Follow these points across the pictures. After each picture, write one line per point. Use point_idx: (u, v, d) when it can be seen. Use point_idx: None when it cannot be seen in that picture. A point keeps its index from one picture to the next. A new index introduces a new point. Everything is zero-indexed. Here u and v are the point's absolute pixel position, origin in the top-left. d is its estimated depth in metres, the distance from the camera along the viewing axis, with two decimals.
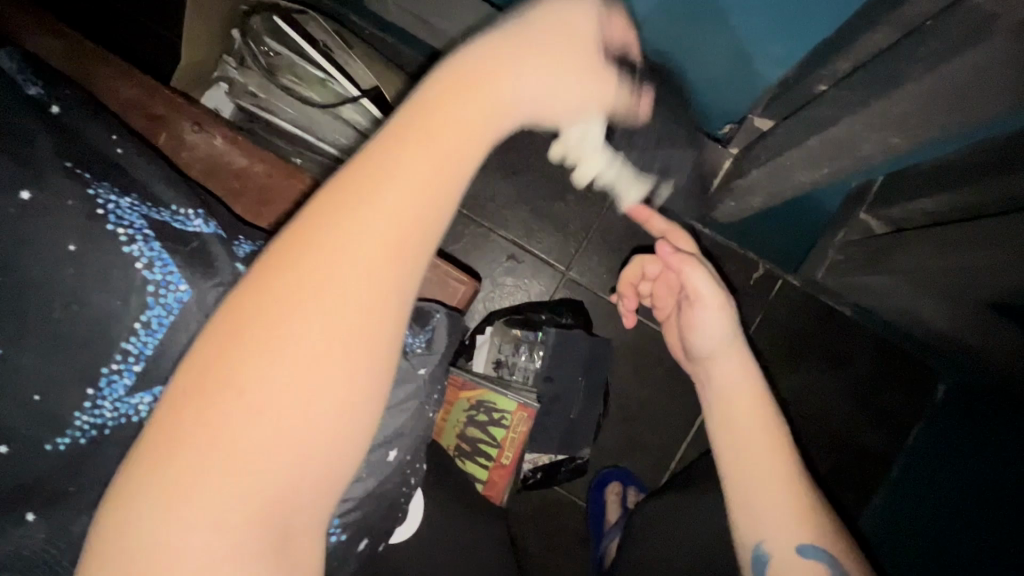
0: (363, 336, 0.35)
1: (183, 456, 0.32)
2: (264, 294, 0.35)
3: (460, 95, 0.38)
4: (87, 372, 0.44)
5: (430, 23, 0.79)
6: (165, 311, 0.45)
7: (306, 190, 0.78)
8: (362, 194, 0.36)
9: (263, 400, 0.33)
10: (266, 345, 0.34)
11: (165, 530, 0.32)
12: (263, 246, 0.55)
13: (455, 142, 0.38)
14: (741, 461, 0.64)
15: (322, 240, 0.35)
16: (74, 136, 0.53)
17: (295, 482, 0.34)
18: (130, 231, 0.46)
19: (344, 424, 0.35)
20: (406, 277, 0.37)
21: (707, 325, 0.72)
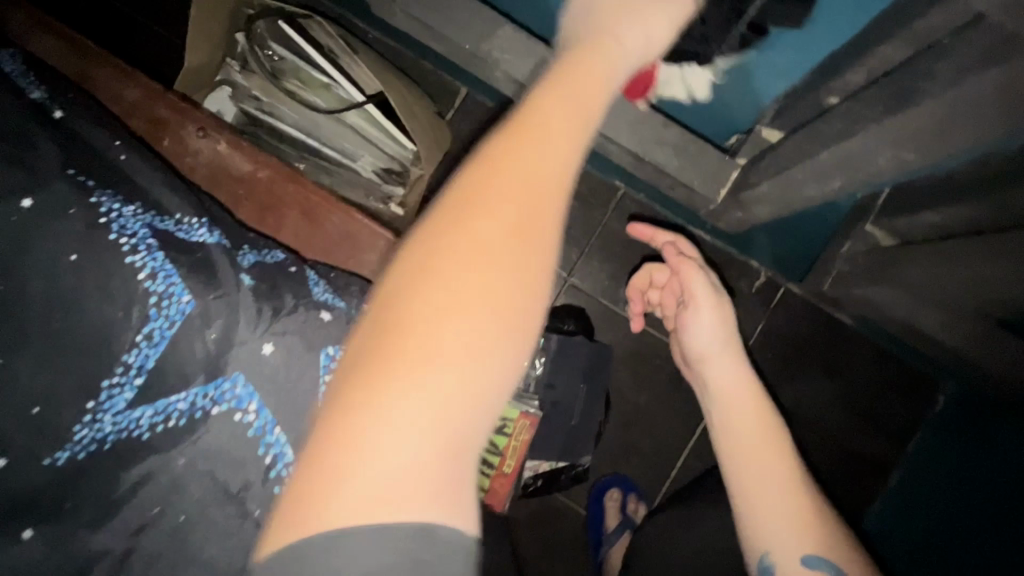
0: (523, 285, 0.35)
1: (364, 418, 0.32)
2: (424, 258, 0.34)
3: (573, 74, 0.40)
4: (87, 385, 0.43)
5: (435, 31, 0.79)
6: (167, 323, 0.44)
7: (308, 196, 0.77)
8: (509, 152, 0.36)
9: (440, 353, 0.33)
10: (411, 314, 0.33)
11: (356, 493, 0.31)
12: (269, 256, 0.54)
13: (575, 108, 0.38)
14: (742, 460, 0.63)
15: (477, 199, 0.35)
16: (77, 141, 0.53)
17: (474, 431, 0.34)
18: (133, 241, 0.46)
19: (481, 384, 0.33)
20: (539, 238, 0.36)
21: (702, 326, 0.74)
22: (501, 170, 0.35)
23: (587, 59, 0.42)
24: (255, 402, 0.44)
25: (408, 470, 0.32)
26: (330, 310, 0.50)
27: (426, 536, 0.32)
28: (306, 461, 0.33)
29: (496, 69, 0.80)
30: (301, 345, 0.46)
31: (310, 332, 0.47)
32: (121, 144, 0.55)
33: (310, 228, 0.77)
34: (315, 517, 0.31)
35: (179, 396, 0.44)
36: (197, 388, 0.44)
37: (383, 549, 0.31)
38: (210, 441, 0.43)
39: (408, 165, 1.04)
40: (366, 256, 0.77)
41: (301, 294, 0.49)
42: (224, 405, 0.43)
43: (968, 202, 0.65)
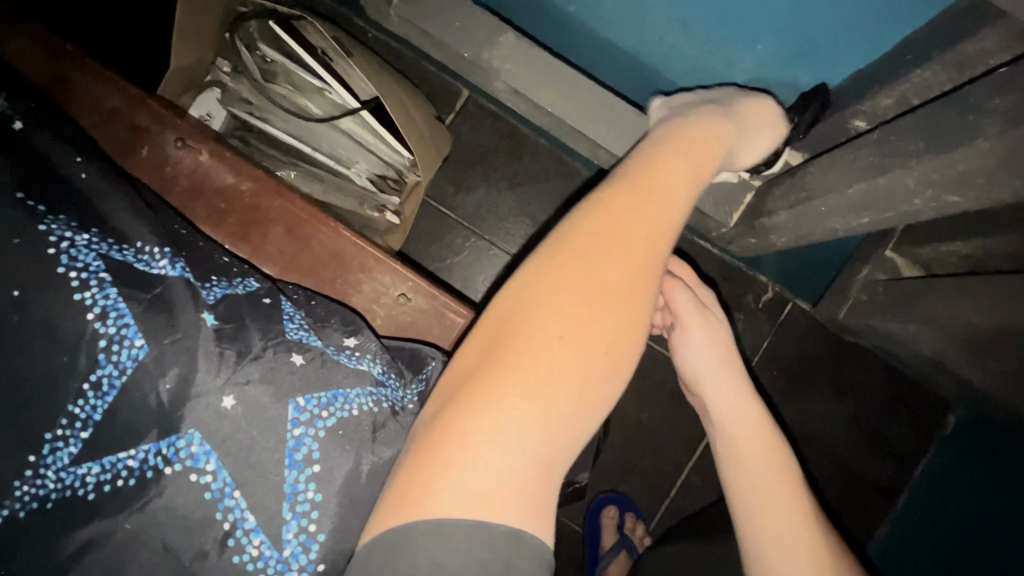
0: (625, 324, 0.40)
1: (484, 422, 0.37)
2: (546, 288, 0.39)
3: (684, 140, 0.47)
4: (31, 436, 0.39)
5: (432, 36, 0.74)
6: (117, 370, 0.39)
7: (294, 210, 0.72)
8: (630, 208, 0.41)
9: (552, 368, 0.38)
10: (534, 328, 0.39)
11: (466, 488, 0.36)
12: (242, 285, 0.50)
13: (683, 173, 0.45)
14: (750, 503, 0.56)
15: (597, 243, 0.40)
16: (36, 160, 0.48)
17: (571, 447, 0.38)
18: (85, 275, 0.41)
19: (584, 406, 0.38)
20: (647, 280, 0.41)
21: (695, 349, 0.63)
22: (621, 222, 0.41)
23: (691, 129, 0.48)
24: (213, 462, 0.39)
25: (514, 474, 0.36)
26: (303, 352, 0.45)
27: (517, 538, 0.36)
28: (422, 455, 0.38)
29: (496, 80, 0.75)
30: (268, 396, 0.41)
31: (281, 381, 0.42)
32: (82, 159, 0.51)
33: (295, 245, 0.72)
34: (426, 505, 0.36)
35: (128, 453, 0.39)
36: (150, 444, 0.39)
37: (480, 545, 0.35)
38: (163, 505, 0.39)
39: (405, 173, 1.00)
40: (354, 275, 0.72)
41: (271, 332, 0.45)
42: (178, 464, 0.39)
43: (1002, 235, 0.60)
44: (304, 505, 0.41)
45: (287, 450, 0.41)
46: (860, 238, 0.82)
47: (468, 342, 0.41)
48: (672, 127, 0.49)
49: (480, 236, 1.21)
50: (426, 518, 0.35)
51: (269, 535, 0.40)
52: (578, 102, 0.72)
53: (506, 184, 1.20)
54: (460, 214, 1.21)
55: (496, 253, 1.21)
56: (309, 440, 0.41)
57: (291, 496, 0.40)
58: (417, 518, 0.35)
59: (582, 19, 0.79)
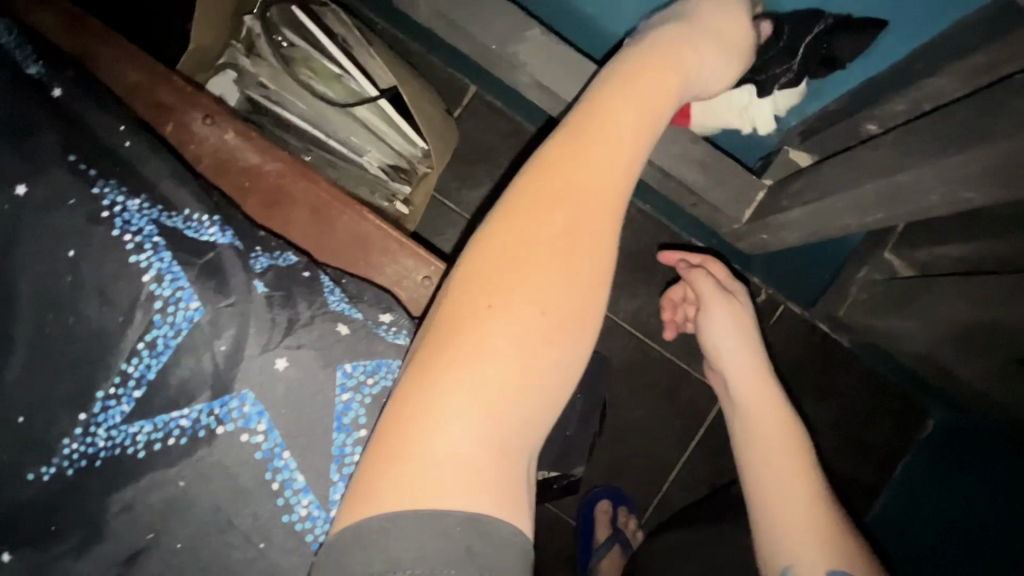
0: (569, 290, 0.40)
1: (423, 406, 0.37)
2: (480, 265, 0.40)
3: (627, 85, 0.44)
4: (82, 396, 0.40)
5: (461, 29, 0.75)
6: (172, 331, 0.40)
7: (320, 193, 0.73)
8: (559, 173, 0.41)
9: (487, 345, 0.37)
10: (467, 309, 0.39)
11: (414, 472, 0.36)
12: (281, 259, 0.50)
13: (623, 123, 0.42)
14: (759, 473, 0.59)
15: (526, 218, 0.40)
16: (80, 126, 0.49)
17: (523, 419, 0.38)
18: (139, 238, 0.42)
19: (532, 379, 0.38)
20: (590, 245, 0.41)
21: (716, 324, 0.68)
22: (550, 190, 0.40)
23: (640, 69, 0.45)
24: (265, 422, 0.40)
25: (459, 453, 0.36)
26: (348, 322, 0.45)
27: (476, 523, 0.35)
28: (378, 442, 0.38)
29: (521, 73, 0.77)
30: (317, 361, 0.42)
31: (331, 347, 0.43)
32: (125, 128, 0.51)
33: (318, 227, 0.73)
34: (381, 488, 0.36)
35: (181, 412, 0.40)
36: (203, 404, 0.40)
37: (436, 532, 0.35)
38: (215, 463, 0.39)
39: (416, 163, 1.01)
40: (376, 259, 0.73)
41: (317, 301, 0.45)
42: (230, 424, 0.40)
43: (989, 241, 0.64)
44: (350, 468, 0.42)
45: (335, 413, 0.42)
46: (855, 243, 0.86)
47: (419, 331, 0.42)
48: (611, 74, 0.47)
49: None
50: (376, 507, 0.35)
51: (318, 494, 0.41)
52: None
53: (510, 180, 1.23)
54: (466, 208, 1.23)
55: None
56: (356, 406, 0.43)
57: (338, 457, 0.41)
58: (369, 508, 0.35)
59: (603, 20, 0.82)
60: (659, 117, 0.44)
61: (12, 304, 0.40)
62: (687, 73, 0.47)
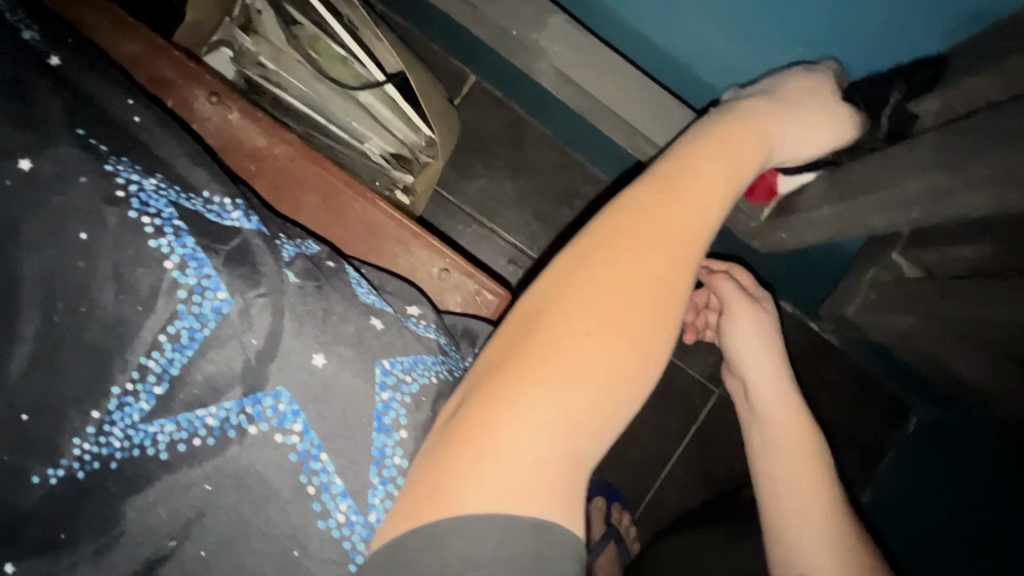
0: (651, 324, 0.41)
1: (512, 418, 0.37)
2: (573, 289, 0.40)
3: (716, 147, 0.47)
4: (96, 392, 0.36)
5: (479, 11, 0.73)
6: (197, 323, 0.37)
7: (329, 179, 0.69)
8: (656, 214, 0.43)
9: (580, 365, 0.39)
10: (561, 327, 0.39)
11: (496, 480, 0.36)
12: (305, 248, 0.47)
13: (713, 180, 0.45)
14: (777, 480, 0.60)
15: (622, 247, 0.41)
16: (86, 99, 0.45)
17: (598, 441, 0.39)
18: (158, 221, 0.38)
19: (613, 403, 0.39)
20: (676, 286, 0.42)
21: (740, 330, 0.67)
22: (646, 224, 0.42)
23: (725, 135, 0.49)
24: (301, 422, 0.38)
25: (542, 466, 0.37)
26: (381, 317, 0.43)
27: (546, 532, 0.37)
28: (452, 447, 0.38)
29: (538, 61, 0.74)
30: (353, 357, 0.40)
31: (368, 341, 0.41)
32: (135, 102, 0.47)
33: (325, 215, 0.69)
34: (457, 494, 0.36)
35: (208, 411, 0.37)
36: (234, 402, 0.37)
37: (506, 541, 0.35)
38: (244, 466, 0.37)
39: (418, 153, 0.97)
40: (388, 249, 0.69)
41: (347, 294, 0.43)
42: (264, 424, 0.37)
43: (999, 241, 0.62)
44: (391, 471, 0.40)
45: (375, 413, 0.40)
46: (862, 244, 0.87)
47: (494, 341, 0.42)
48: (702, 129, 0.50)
49: (485, 224, 1.20)
50: (451, 513, 0.36)
51: (356, 499, 0.38)
52: (621, 91, 0.72)
53: (511, 171, 1.20)
54: (464, 199, 1.20)
55: (502, 242, 1.20)
56: (399, 406, 0.41)
57: (378, 460, 0.39)
58: (442, 514, 0.36)
59: None
60: (738, 178, 0.47)
61: (13, 289, 0.36)
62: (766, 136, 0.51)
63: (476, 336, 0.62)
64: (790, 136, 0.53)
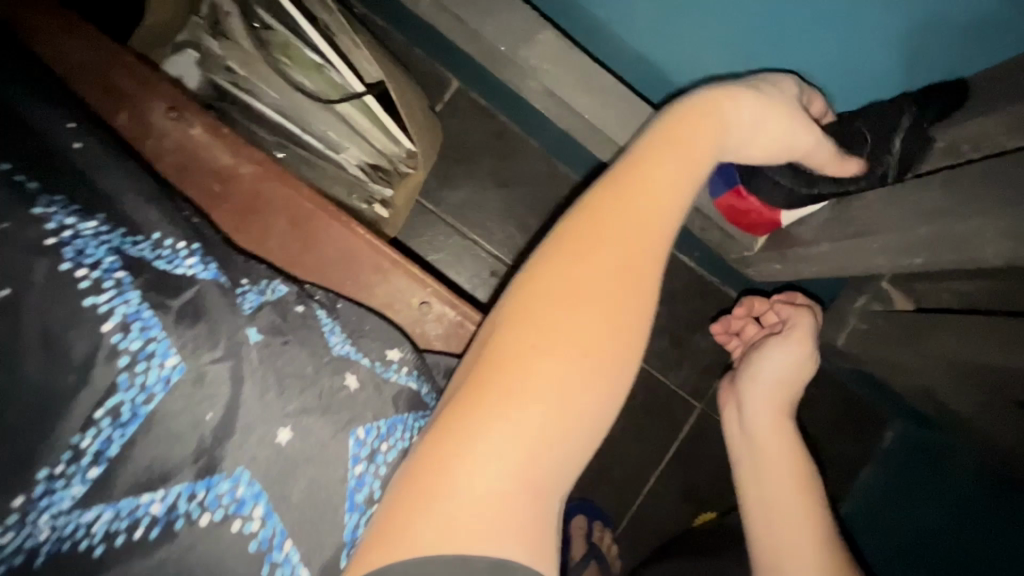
0: (612, 336, 0.37)
1: (461, 447, 0.35)
2: (524, 308, 0.37)
3: (677, 133, 0.41)
4: (14, 479, 0.31)
5: (466, 26, 0.68)
6: (142, 395, 0.32)
7: (300, 201, 0.64)
8: (608, 218, 0.38)
9: (533, 386, 0.36)
10: (511, 346, 0.37)
11: (451, 512, 0.34)
12: (270, 290, 0.43)
13: (676, 171, 0.40)
14: (770, 513, 0.60)
15: (572, 255, 0.38)
16: (23, 125, 0.39)
17: (563, 465, 0.36)
18: (96, 274, 0.33)
19: (574, 424, 0.36)
20: (638, 295, 0.38)
21: (777, 356, 0.64)
22: (599, 228, 0.38)
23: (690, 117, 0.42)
24: (261, 506, 0.33)
25: (498, 496, 0.34)
26: (357, 371, 0.40)
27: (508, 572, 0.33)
28: (409, 481, 0.35)
29: (529, 79, 0.69)
30: (326, 427, 0.36)
31: (340, 406, 0.37)
32: (76, 125, 0.42)
33: (297, 239, 0.64)
34: (412, 531, 0.34)
35: (153, 496, 0.32)
36: (184, 485, 0.32)
37: None
38: (195, 561, 0.32)
39: (398, 163, 0.91)
40: (365, 277, 0.65)
41: (317, 350, 0.39)
42: (218, 511, 0.33)
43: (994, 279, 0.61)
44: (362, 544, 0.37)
45: (347, 491, 0.36)
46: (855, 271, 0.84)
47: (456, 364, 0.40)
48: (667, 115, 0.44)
49: (465, 234, 1.14)
50: (405, 552, 0.33)
51: None
52: (618, 112, 0.67)
53: (494, 180, 1.14)
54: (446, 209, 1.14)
55: (481, 252, 1.14)
56: (376, 480, 0.38)
57: (349, 541, 0.36)
58: (399, 554, 0.33)
59: None
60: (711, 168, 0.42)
61: None
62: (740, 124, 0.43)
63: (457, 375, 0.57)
64: (767, 116, 0.44)
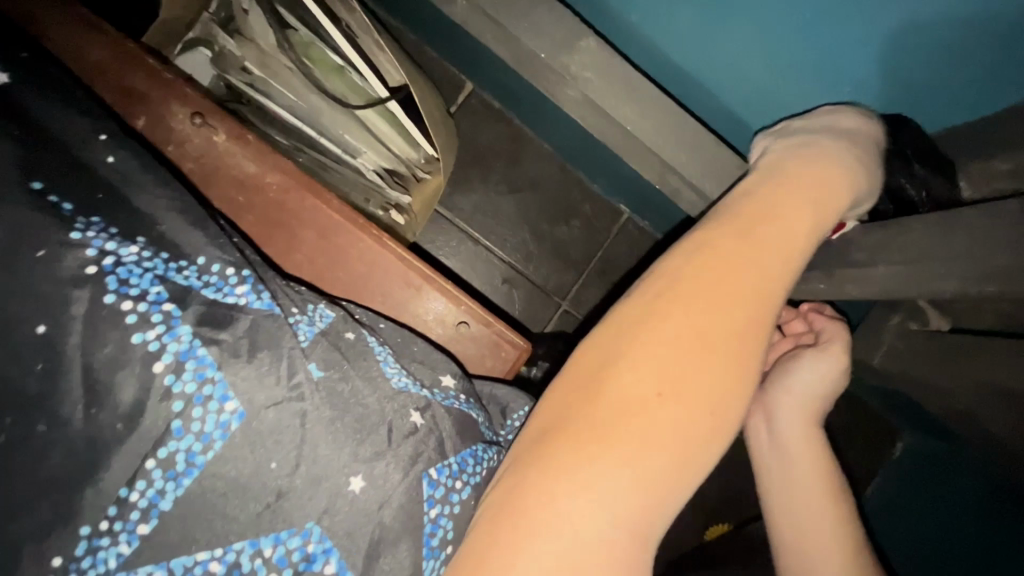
0: (734, 386, 0.35)
1: (573, 494, 0.32)
2: (643, 348, 0.34)
3: (793, 188, 0.40)
4: (57, 534, 0.28)
5: (504, 31, 0.65)
6: (198, 442, 0.29)
7: (327, 215, 0.60)
8: (733, 264, 0.36)
9: (653, 435, 0.32)
10: (627, 387, 0.33)
11: (558, 561, 0.31)
12: (319, 318, 0.39)
13: (796, 224, 0.39)
14: (805, 533, 0.55)
15: (697, 296, 0.35)
16: (52, 141, 0.36)
17: (665, 520, 0.33)
18: (143, 306, 0.30)
19: (686, 475, 0.33)
20: (759, 346, 0.36)
21: (815, 368, 0.60)
22: (723, 272, 0.36)
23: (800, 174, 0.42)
24: (333, 563, 0.31)
25: (602, 552, 0.31)
26: (419, 408, 0.36)
27: None
28: (506, 527, 0.32)
29: (567, 87, 0.66)
30: (395, 472, 0.33)
31: (406, 447, 0.34)
32: (108, 137, 0.38)
33: (323, 253, 0.60)
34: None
35: (212, 554, 0.29)
36: (247, 542, 0.30)
37: None
38: None
39: (415, 168, 0.84)
40: (398, 293, 0.61)
41: (378, 383, 0.35)
42: (287, 570, 0.30)
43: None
44: None
45: (422, 538, 0.34)
46: None
47: (548, 394, 0.36)
48: (775, 165, 0.43)
49: (479, 240, 0.99)
50: None
51: None
52: (661, 124, 0.64)
53: (507, 186, 0.99)
54: (458, 214, 0.99)
55: (495, 260, 0.99)
56: (445, 521, 0.35)
57: None
58: None
59: None
60: (824, 218, 0.40)
61: None
62: (850, 175, 0.43)
63: (502, 403, 0.52)
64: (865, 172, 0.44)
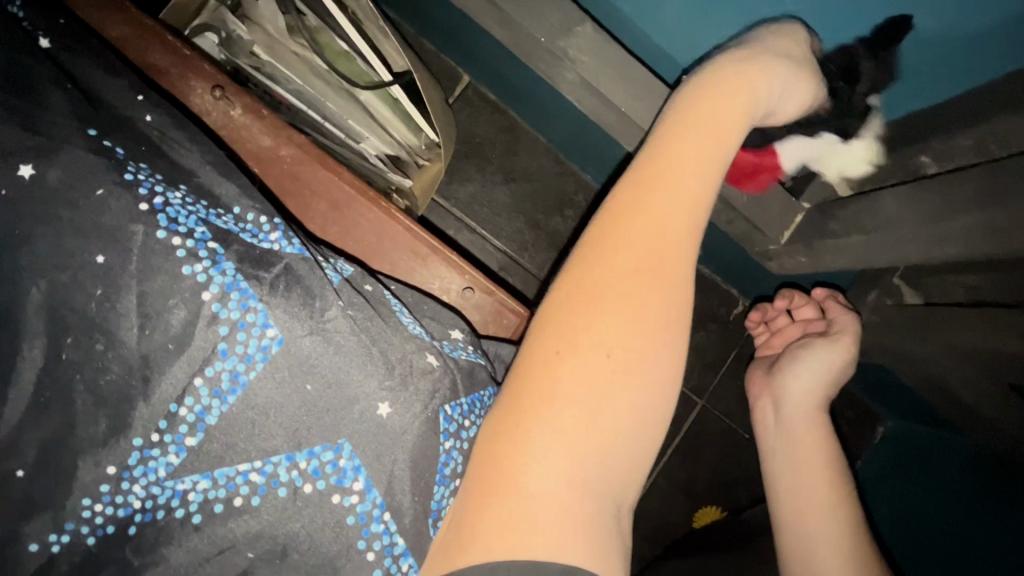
0: (639, 333, 0.36)
1: (506, 453, 0.34)
2: (547, 315, 0.37)
3: (691, 130, 0.40)
4: (112, 444, 0.31)
5: (505, 15, 0.68)
6: (242, 364, 0.33)
7: (338, 188, 0.63)
8: (624, 218, 0.37)
9: (562, 390, 0.35)
10: (535, 353, 0.36)
11: (509, 513, 0.34)
12: (339, 268, 0.42)
13: (689, 166, 0.39)
14: (796, 500, 0.59)
15: (593, 259, 0.37)
16: (95, 101, 0.38)
17: (606, 469, 0.35)
18: (190, 243, 0.33)
19: (614, 422, 0.35)
20: (664, 290, 0.37)
21: (821, 358, 0.63)
22: (615, 229, 0.37)
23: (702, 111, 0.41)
24: (361, 480, 0.34)
25: (549, 502, 0.34)
26: (433, 350, 0.39)
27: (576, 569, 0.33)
28: (469, 486, 0.35)
29: (565, 70, 0.70)
30: (417, 401, 0.36)
31: (425, 383, 0.37)
32: (144, 98, 0.41)
33: (333, 228, 0.63)
34: (482, 531, 0.34)
35: (251, 466, 0.32)
36: (284, 456, 0.33)
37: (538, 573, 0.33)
38: (293, 532, 0.33)
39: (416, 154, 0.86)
40: (404, 263, 0.64)
41: (398, 326, 0.39)
42: (321, 481, 0.33)
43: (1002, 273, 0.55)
44: None
45: (437, 465, 0.37)
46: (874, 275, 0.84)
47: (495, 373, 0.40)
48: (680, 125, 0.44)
49: (476, 228, 1.02)
50: (473, 550, 0.33)
51: (419, 559, 0.36)
52: (653, 105, 0.67)
53: (503, 175, 1.03)
54: (455, 202, 1.02)
55: (490, 247, 1.03)
56: (457, 455, 0.38)
57: (435, 513, 0.37)
58: (466, 547, 0.33)
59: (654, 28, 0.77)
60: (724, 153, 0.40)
61: (22, 319, 0.31)
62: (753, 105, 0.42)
63: (506, 362, 0.55)
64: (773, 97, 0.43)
